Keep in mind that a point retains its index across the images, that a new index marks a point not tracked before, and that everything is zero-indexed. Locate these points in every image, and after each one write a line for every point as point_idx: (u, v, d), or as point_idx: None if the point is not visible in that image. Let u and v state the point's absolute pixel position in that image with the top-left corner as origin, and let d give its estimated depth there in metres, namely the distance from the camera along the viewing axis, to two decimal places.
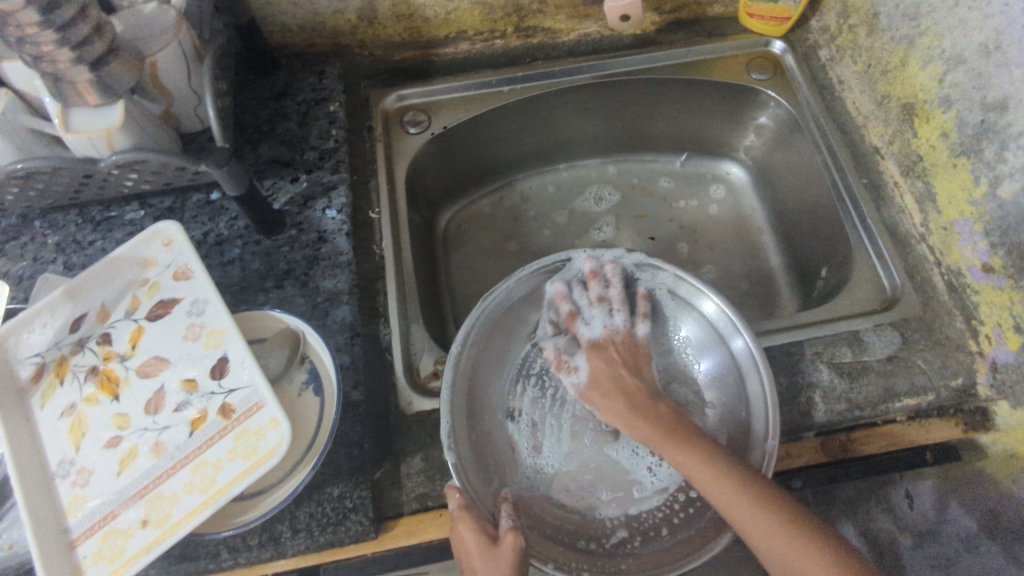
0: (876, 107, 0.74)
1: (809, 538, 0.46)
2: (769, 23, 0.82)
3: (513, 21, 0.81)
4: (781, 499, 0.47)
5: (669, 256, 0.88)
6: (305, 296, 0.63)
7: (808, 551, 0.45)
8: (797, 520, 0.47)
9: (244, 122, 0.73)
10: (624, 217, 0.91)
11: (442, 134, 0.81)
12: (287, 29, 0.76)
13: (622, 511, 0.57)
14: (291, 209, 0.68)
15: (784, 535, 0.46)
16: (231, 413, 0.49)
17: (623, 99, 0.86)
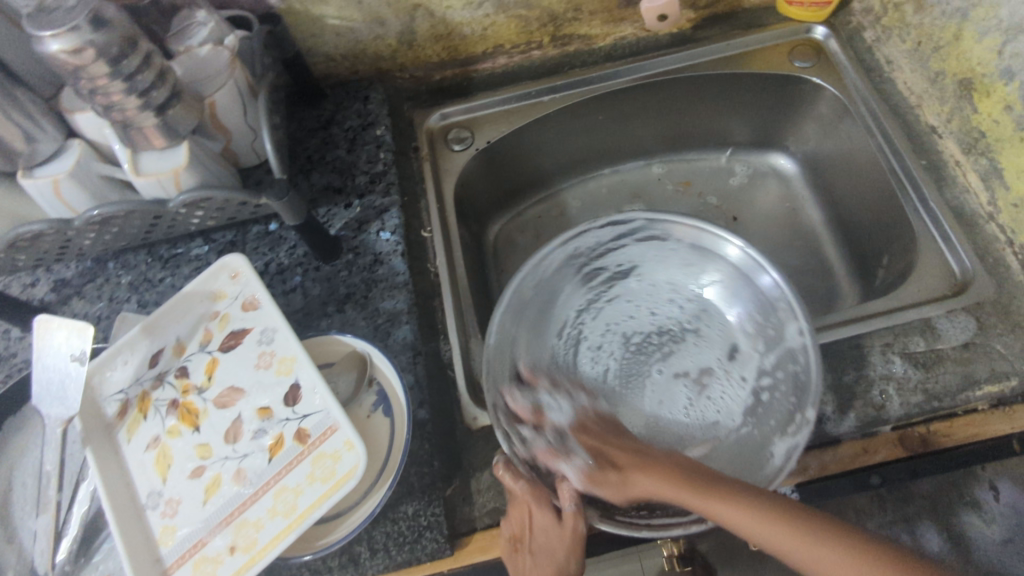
0: (929, 85, 0.71)
1: (766, 506, 0.41)
2: (809, 9, 0.80)
3: (549, 31, 0.81)
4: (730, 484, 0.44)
5: None
6: (367, 318, 0.65)
7: (745, 506, 0.42)
8: (758, 495, 0.42)
9: (296, 153, 0.75)
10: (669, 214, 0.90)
11: (487, 148, 0.82)
12: (330, 58, 0.78)
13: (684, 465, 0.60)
14: (347, 234, 0.70)
15: (725, 498, 0.43)
16: (307, 438, 0.51)
17: (664, 99, 0.85)
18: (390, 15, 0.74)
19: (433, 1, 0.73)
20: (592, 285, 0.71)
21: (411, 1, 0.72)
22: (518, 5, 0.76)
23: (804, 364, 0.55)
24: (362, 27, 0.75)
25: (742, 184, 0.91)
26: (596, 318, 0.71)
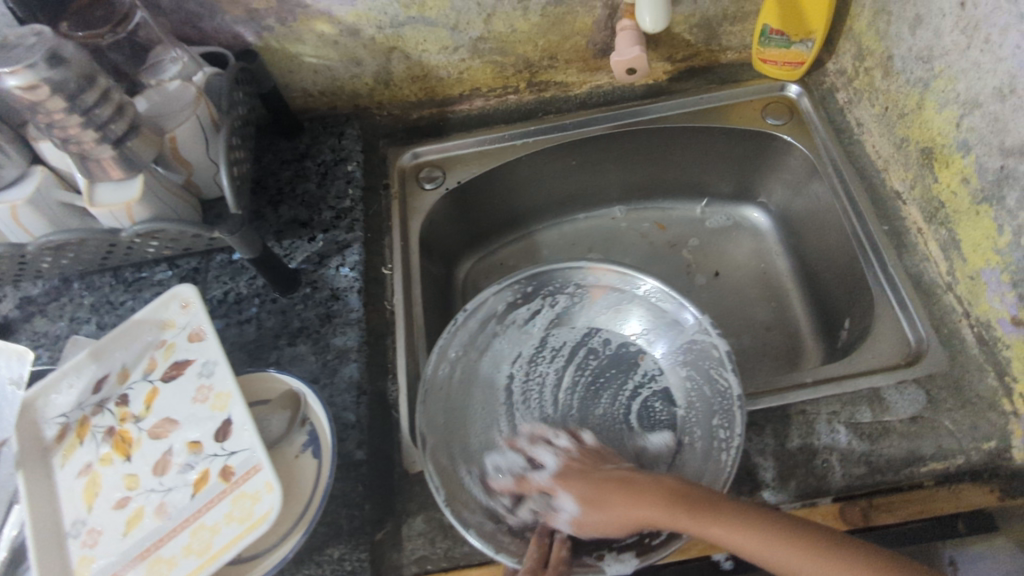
0: (895, 150, 0.72)
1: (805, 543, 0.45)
2: (783, 68, 0.82)
3: (525, 77, 0.83)
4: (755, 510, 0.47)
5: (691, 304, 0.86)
6: (316, 354, 0.65)
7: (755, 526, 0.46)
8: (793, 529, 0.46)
9: (266, 185, 0.76)
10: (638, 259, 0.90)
11: (458, 188, 0.83)
12: (309, 94, 0.80)
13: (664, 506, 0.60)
14: (307, 267, 0.71)
15: (744, 521, 0.46)
16: (231, 476, 0.51)
17: (638, 148, 0.86)
18: (366, 56, 0.75)
19: (408, 44, 0.75)
20: (520, 341, 0.73)
21: (387, 44, 0.74)
22: (493, 51, 0.78)
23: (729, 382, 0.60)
24: (339, 66, 0.76)
25: (713, 234, 0.91)
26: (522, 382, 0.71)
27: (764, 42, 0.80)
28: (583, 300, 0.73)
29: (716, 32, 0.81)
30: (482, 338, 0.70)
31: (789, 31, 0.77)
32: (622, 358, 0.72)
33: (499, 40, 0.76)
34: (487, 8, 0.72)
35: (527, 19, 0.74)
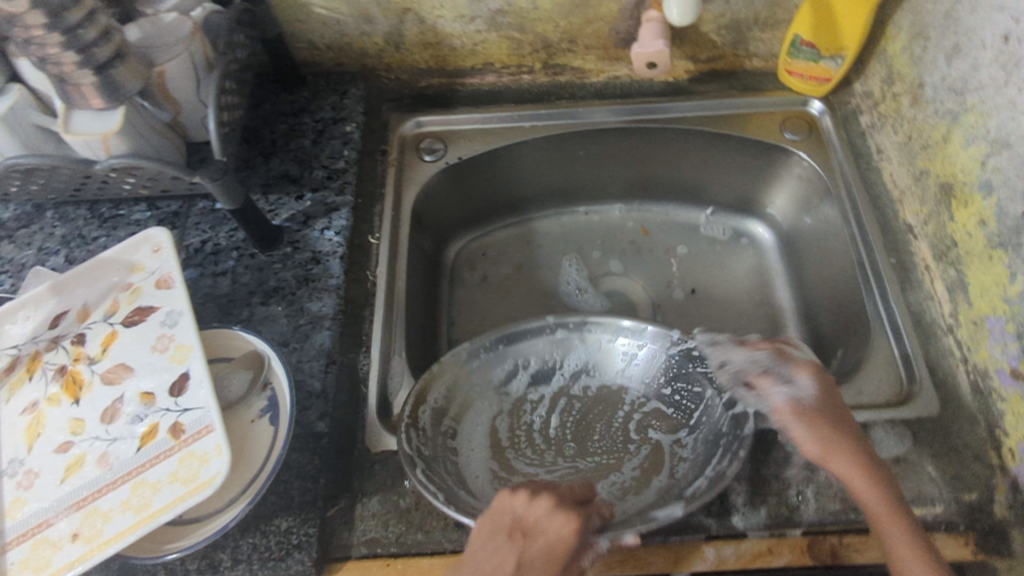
0: (913, 182, 0.69)
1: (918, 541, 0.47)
2: (809, 83, 0.79)
3: (541, 58, 0.79)
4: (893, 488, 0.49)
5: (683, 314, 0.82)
6: (289, 317, 0.63)
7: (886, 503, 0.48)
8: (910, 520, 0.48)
9: (259, 135, 0.73)
10: (635, 260, 0.88)
11: (458, 164, 0.80)
12: (315, 47, 0.76)
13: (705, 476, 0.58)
14: (291, 226, 0.68)
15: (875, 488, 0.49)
16: (181, 433, 0.49)
17: (648, 146, 0.84)
18: (380, 15, 0.72)
19: (424, 7, 0.71)
20: (497, 401, 0.70)
21: (403, 4, 0.71)
22: (512, 26, 0.75)
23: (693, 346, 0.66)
24: (350, 22, 0.73)
25: (715, 244, 0.88)
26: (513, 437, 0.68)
27: (793, 53, 0.77)
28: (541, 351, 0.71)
29: (745, 37, 0.78)
30: (456, 406, 0.67)
31: (819, 44, 0.74)
32: (605, 397, 0.70)
33: (519, 15, 0.73)
34: None
35: None
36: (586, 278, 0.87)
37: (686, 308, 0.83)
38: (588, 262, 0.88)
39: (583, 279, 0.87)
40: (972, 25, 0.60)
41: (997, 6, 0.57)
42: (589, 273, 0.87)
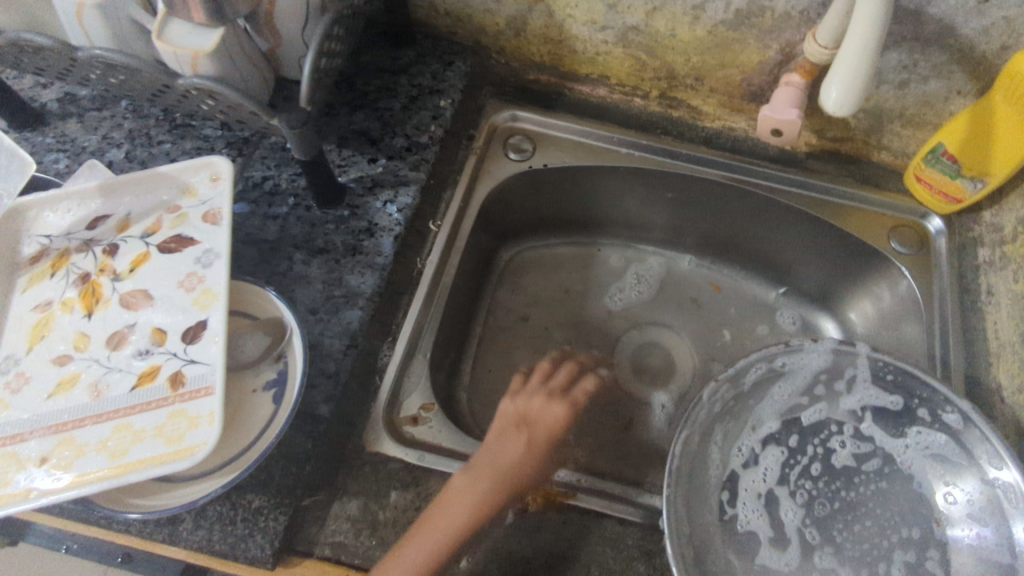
0: (1018, 340, 0.64)
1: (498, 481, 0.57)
2: (934, 195, 0.72)
3: (660, 85, 0.74)
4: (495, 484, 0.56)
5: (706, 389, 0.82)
6: (326, 284, 0.61)
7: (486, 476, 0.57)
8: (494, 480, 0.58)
9: (351, 84, 0.70)
10: (686, 309, 0.86)
11: (539, 170, 0.75)
12: (432, 8, 0.72)
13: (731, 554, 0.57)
14: (356, 188, 0.66)
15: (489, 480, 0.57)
16: (179, 386, 0.47)
17: (741, 208, 0.79)
18: None
19: (557, 2, 0.66)
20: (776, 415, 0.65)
21: None
22: (641, 46, 0.69)
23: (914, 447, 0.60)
24: None
25: (778, 331, 0.85)
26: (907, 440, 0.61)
27: (929, 160, 0.70)
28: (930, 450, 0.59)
29: (882, 127, 0.72)
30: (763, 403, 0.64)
31: (963, 161, 0.67)
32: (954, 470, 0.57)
33: (652, 38, 0.68)
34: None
35: (691, 29, 0.66)
36: (637, 324, 0.85)
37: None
38: (638, 309, 0.86)
39: (626, 303, 0.86)
40: None
41: None
42: (626, 308, 0.86)
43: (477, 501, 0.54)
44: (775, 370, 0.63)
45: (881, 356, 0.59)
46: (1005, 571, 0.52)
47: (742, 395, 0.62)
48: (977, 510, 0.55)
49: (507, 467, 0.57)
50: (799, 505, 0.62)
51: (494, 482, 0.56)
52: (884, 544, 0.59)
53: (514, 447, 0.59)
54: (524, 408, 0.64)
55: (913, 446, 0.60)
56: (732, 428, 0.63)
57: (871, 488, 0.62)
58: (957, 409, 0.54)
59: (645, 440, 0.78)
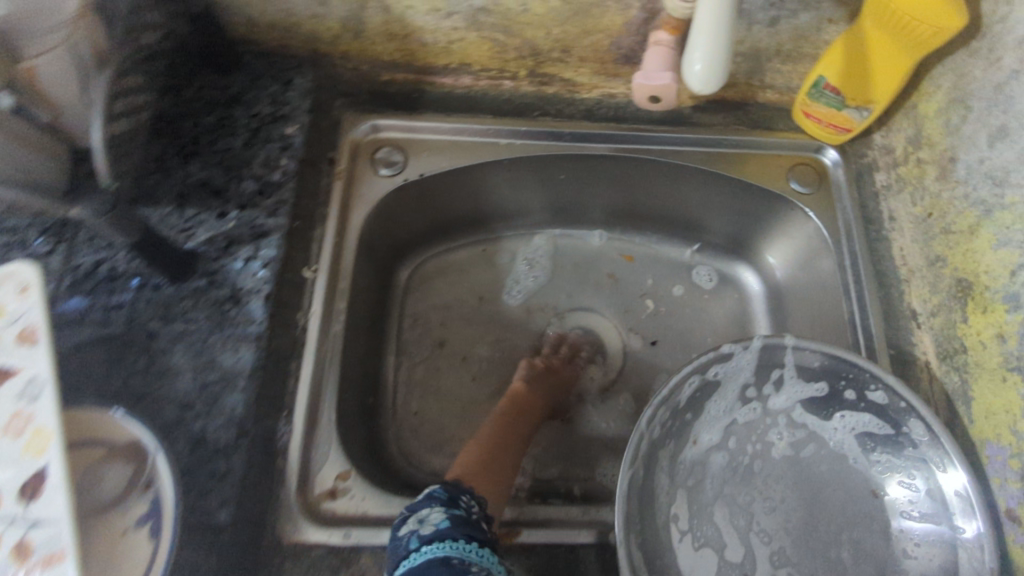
0: (926, 266, 0.65)
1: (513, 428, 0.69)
2: (825, 128, 0.70)
3: (527, 64, 0.68)
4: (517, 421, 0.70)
5: (638, 366, 0.80)
6: (196, 372, 0.54)
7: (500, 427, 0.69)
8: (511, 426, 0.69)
9: (177, 128, 0.60)
10: (603, 287, 0.83)
11: (416, 181, 0.68)
12: (252, 23, 0.62)
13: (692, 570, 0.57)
14: (208, 251, 0.57)
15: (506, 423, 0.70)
16: (25, 555, 0.39)
17: (639, 176, 0.75)
18: None
19: None
20: (718, 416, 0.64)
21: None
22: (496, 27, 0.62)
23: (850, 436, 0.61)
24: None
25: (699, 291, 0.83)
26: (841, 419, 0.62)
27: (814, 95, 0.67)
28: (863, 428, 0.60)
29: (762, 67, 0.68)
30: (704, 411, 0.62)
31: (847, 92, 0.64)
32: (890, 449, 0.58)
33: (505, 16, 0.61)
34: None
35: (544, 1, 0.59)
36: (557, 314, 0.81)
37: (646, 361, 0.80)
38: (554, 297, 0.82)
39: (527, 295, 0.82)
40: None
41: None
42: (538, 298, 0.82)
43: (516, 439, 0.68)
44: (711, 381, 0.60)
45: (812, 347, 0.58)
46: (955, 561, 0.52)
47: (680, 412, 0.60)
48: (921, 501, 0.55)
49: (527, 406, 0.71)
50: (744, 507, 0.61)
51: (526, 410, 0.71)
52: (835, 534, 0.58)
53: (543, 389, 0.73)
54: (550, 361, 0.76)
55: (849, 427, 0.61)
56: (675, 448, 0.61)
57: (813, 478, 0.61)
58: (883, 385, 0.56)
59: (582, 436, 0.77)
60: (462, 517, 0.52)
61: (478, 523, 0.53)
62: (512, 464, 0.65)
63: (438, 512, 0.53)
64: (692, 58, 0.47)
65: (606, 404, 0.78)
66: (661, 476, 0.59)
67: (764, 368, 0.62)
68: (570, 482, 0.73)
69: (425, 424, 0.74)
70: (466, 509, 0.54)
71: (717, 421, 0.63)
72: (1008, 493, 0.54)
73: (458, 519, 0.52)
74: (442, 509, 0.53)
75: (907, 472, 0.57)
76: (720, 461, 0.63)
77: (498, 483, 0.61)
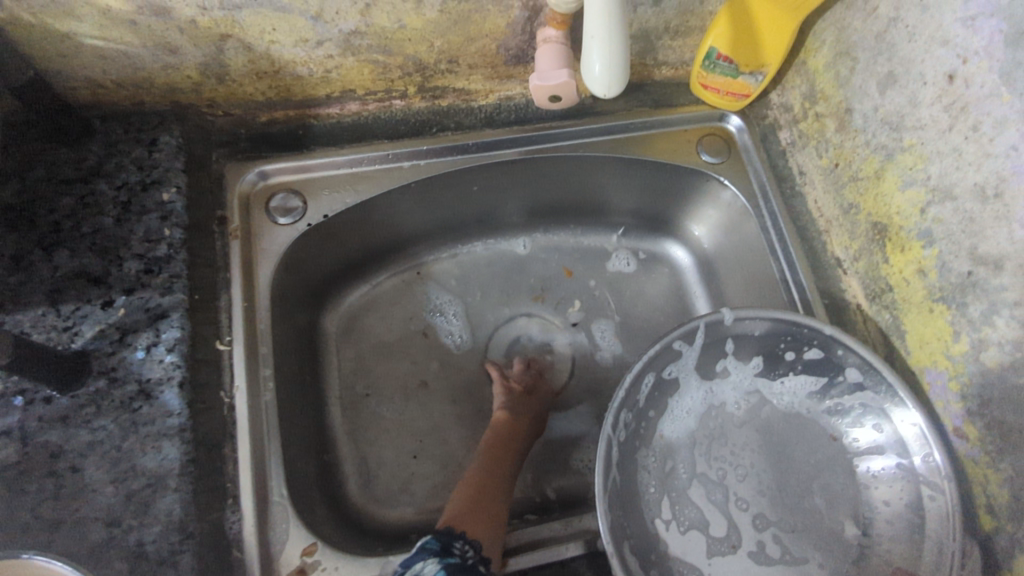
0: (841, 214, 0.64)
1: (500, 456, 0.66)
2: (724, 97, 0.70)
3: (415, 80, 0.64)
4: (504, 447, 0.67)
5: (588, 362, 0.78)
6: (118, 484, 0.48)
7: (491, 459, 0.65)
8: (499, 457, 0.66)
9: (34, 215, 0.53)
10: (537, 290, 0.80)
11: (322, 224, 0.65)
12: (97, 85, 0.56)
13: (682, 552, 0.57)
14: (102, 347, 0.51)
15: (496, 451, 0.66)
16: None
17: (551, 173, 0.73)
18: (185, 44, 0.53)
19: (248, 33, 0.53)
20: (677, 403, 0.63)
21: (216, 29, 0.52)
22: (373, 48, 0.58)
23: (792, 390, 0.62)
24: (141, 53, 0.53)
25: (633, 274, 0.81)
26: (789, 379, 0.62)
27: (708, 66, 0.67)
28: (808, 383, 0.61)
29: (653, 45, 0.67)
30: (661, 402, 0.62)
31: (739, 60, 0.64)
32: (834, 397, 0.59)
33: (380, 36, 0.57)
34: None
35: (419, 14, 0.55)
36: (494, 325, 0.79)
37: (595, 355, 0.78)
38: (490, 309, 0.79)
39: (459, 315, 0.78)
40: (911, 55, 0.53)
41: (940, 39, 0.50)
42: (472, 315, 0.79)
43: (504, 473, 0.64)
44: (665, 380, 0.61)
45: (752, 316, 0.57)
46: (919, 497, 0.52)
47: (640, 412, 0.59)
48: (882, 445, 0.55)
49: (512, 433, 0.68)
50: (719, 482, 0.60)
51: (512, 440, 0.68)
52: (806, 484, 0.59)
53: (525, 411, 0.70)
54: (523, 382, 0.74)
55: (788, 387, 0.62)
56: (643, 447, 0.60)
57: (778, 441, 0.61)
58: (823, 338, 0.56)
59: (550, 442, 0.74)
60: (459, 566, 0.50)
61: (475, 567, 0.51)
62: (503, 500, 0.61)
63: (434, 564, 0.50)
64: (591, 62, 0.46)
65: (564, 407, 0.76)
66: (628, 472, 0.58)
67: (711, 348, 0.61)
68: (546, 489, 0.72)
69: (386, 467, 0.70)
70: (461, 556, 0.51)
71: (677, 408, 0.63)
72: (952, 412, 0.54)
73: (454, 568, 0.49)
74: (437, 560, 0.50)
75: (855, 411, 0.57)
76: (687, 446, 0.62)
77: (494, 520, 0.58)
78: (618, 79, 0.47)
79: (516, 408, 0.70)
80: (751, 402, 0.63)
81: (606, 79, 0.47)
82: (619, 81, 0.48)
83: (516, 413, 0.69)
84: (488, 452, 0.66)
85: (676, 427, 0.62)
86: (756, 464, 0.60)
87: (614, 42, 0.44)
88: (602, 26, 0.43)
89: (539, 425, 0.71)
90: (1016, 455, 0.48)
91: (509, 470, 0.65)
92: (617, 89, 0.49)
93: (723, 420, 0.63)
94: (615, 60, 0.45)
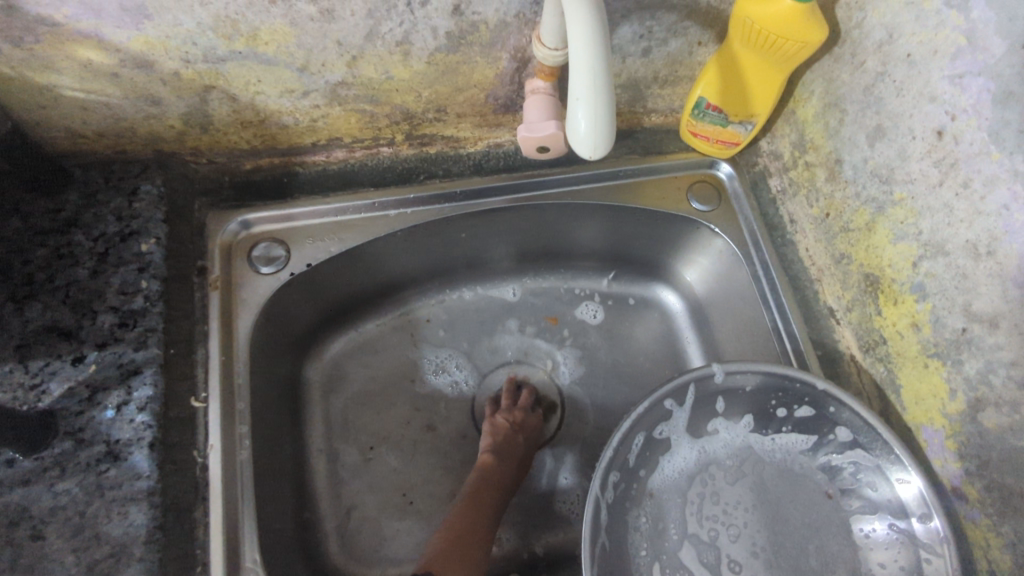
0: (833, 264, 0.64)
1: (482, 501, 0.64)
2: (714, 145, 0.70)
3: (403, 128, 0.63)
4: (486, 491, 0.65)
5: (577, 411, 0.76)
6: (80, 553, 0.46)
7: (472, 505, 0.64)
8: (480, 502, 0.64)
9: (6, 268, 0.52)
10: (526, 336, 0.79)
11: (305, 273, 0.64)
12: (78, 134, 0.55)
13: None
14: (70, 406, 0.49)
15: (478, 496, 0.65)
16: None
17: (540, 220, 0.72)
18: (168, 95, 0.52)
19: (233, 84, 0.53)
20: (669, 459, 0.61)
21: (200, 80, 0.51)
22: (360, 98, 0.58)
23: (785, 445, 0.60)
24: (124, 103, 0.52)
25: (624, 319, 0.80)
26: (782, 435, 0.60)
27: (697, 115, 0.67)
28: (800, 439, 0.59)
29: (642, 94, 0.67)
30: (651, 458, 0.60)
31: (728, 109, 0.65)
32: (827, 455, 0.58)
33: (368, 87, 0.56)
34: (351, 49, 0.51)
35: (407, 66, 0.55)
36: (482, 373, 0.77)
37: (585, 404, 0.76)
38: (478, 356, 0.77)
39: (447, 362, 0.77)
40: (900, 109, 0.53)
41: (929, 96, 0.50)
42: (459, 363, 0.77)
43: (486, 515, 0.64)
44: (656, 437, 0.59)
45: (742, 370, 0.56)
46: (917, 562, 0.51)
47: (629, 471, 0.58)
48: (879, 506, 0.54)
49: (497, 476, 0.66)
50: (710, 543, 0.58)
51: (494, 483, 0.66)
52: (801, 545, 0.56)
53: (512, 453, 0.68)
54: (512, 417, 0.71)
55: (781, 444, 0.61)
56: (631, 506, 0.59)
57: (773, 499, 0.59)
58: (816, 394, 0.55)
59: (537, 495, 0.72)
60: None
61: None
62: (481, 552, 0.61)
63: None
64: (575, 118, 0.45)
65: (552, 458, 0.74)
66: (615, 534, 0.56)
67: (702, 402, 0.60)
68: (533, 545, 0.70)
69: (367, 524, 0.68)
70: None
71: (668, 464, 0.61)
72: (950, 471, 0.52)
73: None
74: None
75: (849, 470, 0.56)
76: (677, 505, 0.60)
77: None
78: (602, 144, 0.46)
79: (503, 451, 0.68)
80: (745, 457, 0.61)
81: (590, 141, 0.45)
82: (605, 142, 0.46)
83: (501, 455, 0.67)
84: (469, 496, 0.65)
85: (666, 485, 0.61)
86: (750, 522, 0.58)
87: (601, 97, 0.43)
88: (586, 84, 0.42)
89: (524, 463, 0.69)
90: (1017, 520, 0.47)
91: (492, 511, 0.65)
92: (600, 156, 0.48)
93: (716, 476, 0.61)
94: (602, 117, 0.44)
